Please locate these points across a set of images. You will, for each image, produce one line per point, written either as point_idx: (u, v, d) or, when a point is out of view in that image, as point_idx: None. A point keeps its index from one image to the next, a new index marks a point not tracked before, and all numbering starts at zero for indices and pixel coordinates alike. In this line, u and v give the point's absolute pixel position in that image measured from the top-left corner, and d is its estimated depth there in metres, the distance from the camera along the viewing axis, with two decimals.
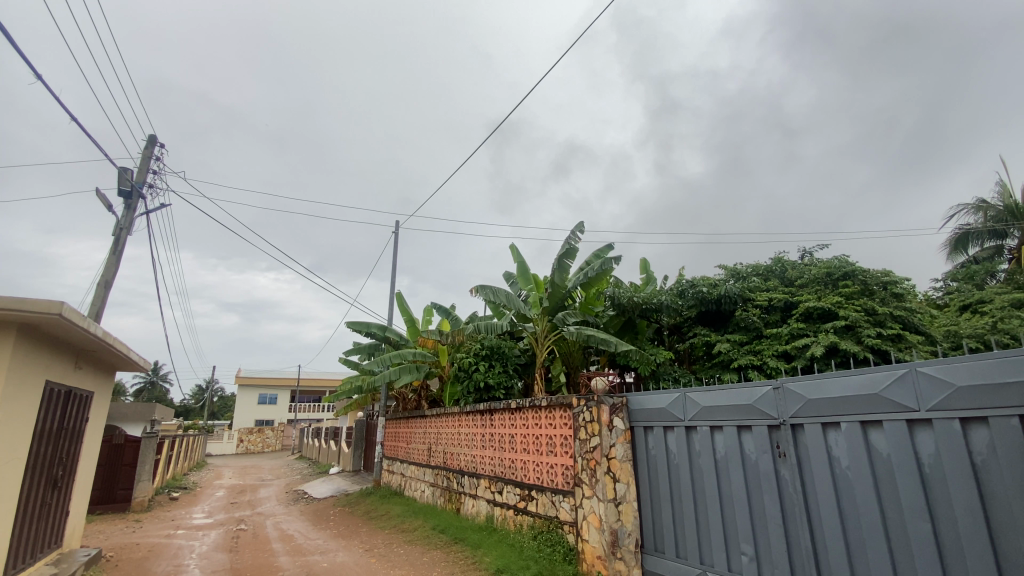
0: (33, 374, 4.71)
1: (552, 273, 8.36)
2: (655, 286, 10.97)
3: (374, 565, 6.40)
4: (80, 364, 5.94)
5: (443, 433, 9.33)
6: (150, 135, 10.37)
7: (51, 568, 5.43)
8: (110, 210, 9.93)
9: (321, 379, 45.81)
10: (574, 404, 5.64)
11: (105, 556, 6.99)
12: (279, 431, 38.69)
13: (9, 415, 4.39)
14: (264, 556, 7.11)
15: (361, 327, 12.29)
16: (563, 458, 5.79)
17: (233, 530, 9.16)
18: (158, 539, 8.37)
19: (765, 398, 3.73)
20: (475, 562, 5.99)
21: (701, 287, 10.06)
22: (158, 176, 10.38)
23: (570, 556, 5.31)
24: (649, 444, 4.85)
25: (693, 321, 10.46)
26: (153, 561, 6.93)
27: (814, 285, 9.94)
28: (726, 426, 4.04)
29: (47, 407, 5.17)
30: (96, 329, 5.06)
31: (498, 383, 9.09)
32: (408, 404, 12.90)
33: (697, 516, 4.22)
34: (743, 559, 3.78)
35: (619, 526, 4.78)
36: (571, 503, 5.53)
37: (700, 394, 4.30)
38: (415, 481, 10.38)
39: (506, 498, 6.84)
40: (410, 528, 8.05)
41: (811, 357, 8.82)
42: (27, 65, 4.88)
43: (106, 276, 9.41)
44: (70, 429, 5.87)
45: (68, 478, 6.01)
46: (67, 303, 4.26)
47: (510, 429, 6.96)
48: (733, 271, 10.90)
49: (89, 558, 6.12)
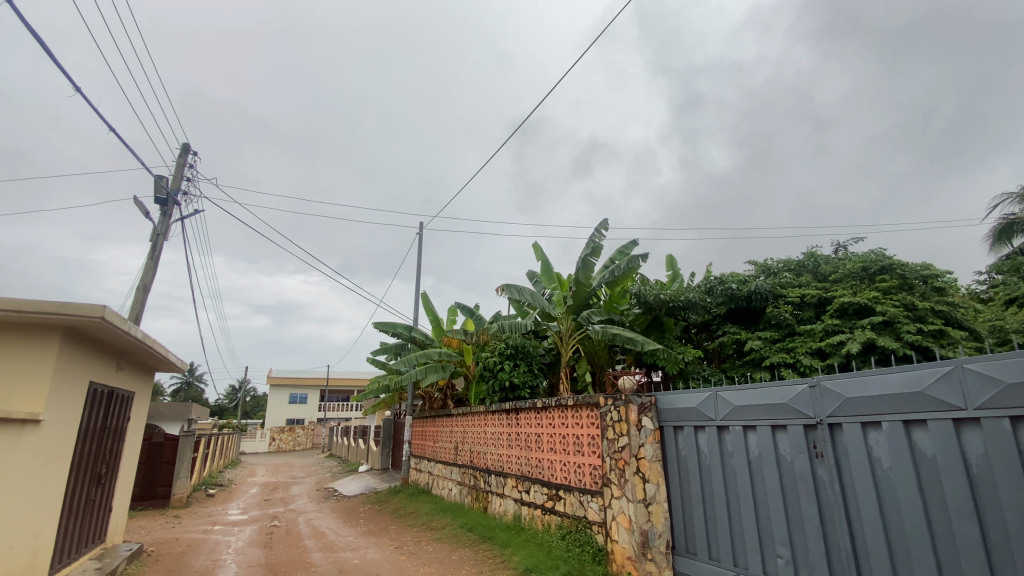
0: (77, 375, 4.91)
1: (576, 271, 8.30)
2: (682, 283, 10.80)
3: (403, 562, 6.47)
4: (122, 366, 6.17)
5: (469, 432, 9.39)
6: (184, 144, 10.71)
7: (95, 562, 5.66)
8: (147, 217, 10.30)
9: (349, 379, 46.62)
10: (601, 404, 5.59)
11: (147, 551, 7.27)
12: (309, 429, 39.64)
13: (56, 415, 4.58)
14: (297, 552, 7.28)
15: (387, 327, 12.47)
16: (591, 458, 5.74)
17: (266, 527, 9.40)
18: (196, 534, 8.61)
19: (801, 397, 3.62)
20: (503, 561, 5.99)
21: (730, 284, 9.85)
22: (192, 182, 10.73)
23: (600, 557, 5.25)
24: (679, 444, 4.77)
25: (722, 319, 10.28)
26: (192, 555, 7.17)
27: (849, 279, 9.63)
28: (760, 425, 3.94)
29: (90, 407, 5.37)
30: (136, 332, 5.24)
31: (523, 382, 9.09)
32: (434, 403, 13.02)
33: (730, 518, 4.13)
34: (779, 562, 3.68)
35: (649, 527, 4.72)
36: (599, 504, 5.48)
37: (731, 392, 4.21)
38: (442, 480, 10.47)
39: (533, 497, 6.83)
40: (438, 526, 8.11)
41: (848, 354, 8.52)
42: (67, 78, 5.01)
43: (145, 280, 9.77)
44: (112, 429, 6.11)
45: (111, 474, 6.27)
46: (109, 306, 4.43)
47: (536, 429, 6.97)
48: (763, 266, 10.63)
49: (131, 552, 6.36)
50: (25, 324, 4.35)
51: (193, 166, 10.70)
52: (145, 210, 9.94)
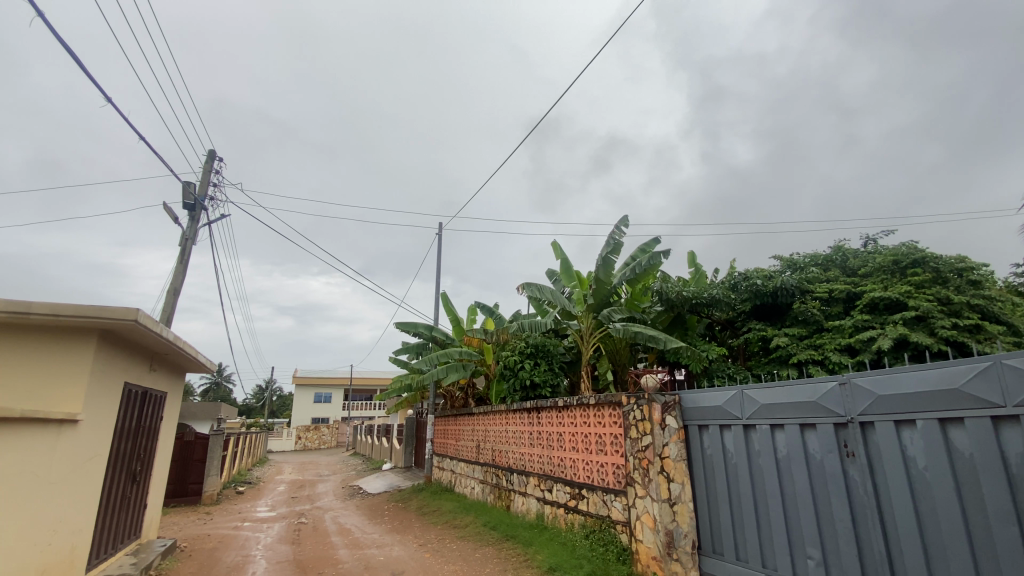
0: (113, 376, 5.08)
1: (596, 268, 8.24)
2: (704, 279, 10.65)
3: (428, 560, 6.54)
4: (155, 367, 6.37)
5: (491, 430, 9.43)
6: (210, 150, 10.98)
7: (131, 558, 5.86)
8: (176, 222, 10.60)
9: (372, 378, 47.26)
10: (623, 403, 5.55)
11: (181, 546, 7.50)
12: (334, 428, 40.39)
13: (93, 414, 4.76)
14: (324, 548, 7.41)
15: (409, 327, 12.60)
16: (614, 457, 5.70)
17: (294, 523, 9.58)
18: (226, 531, 8.85)
19: (831, 394, 3.52)
20: (526, 559, 5.99)
21: (755, 280, 9.66)
22: (218, 188, 11.01)
23: (624, 556, 5.21)
24: (704, 443, 4.70)
25: (746, 315, 10.09)
26: (224, 551, 7.36)
27: (879, 273, 9.35)
28: (788, 424, 3.85)
29: (125, 408, 5.56)
30: (167, 333, 5.40)
31: (544, 381, 9.09)
32: (456, 402, 13.11)
33: (758, 518, 4.06)
34: (810, 564, 3.60)
35: (674, 526, 4.66)
36: (623, 503, 5.44)
37: (758, 390, 4.13)
38: (465, 478, 10.53)
39: (556, 496, 6.82)
40: (461, 524, 8.17)
41: (878, 350, 8.26)
42: (97, 87, 5.18)
43: (175, 283, 10.06)
44: (146, 428, 6.31)
45: (146, 472, 6.47)
46: (141, 309, 4.59)
47: (558, 428, 6.95)
48: (789, 261, 10.38)
49: (164, 548, 6.56)
50: (64, 328, 4.51)
51: (219, 172, 10.98)
52: (174, 216, 10.25)
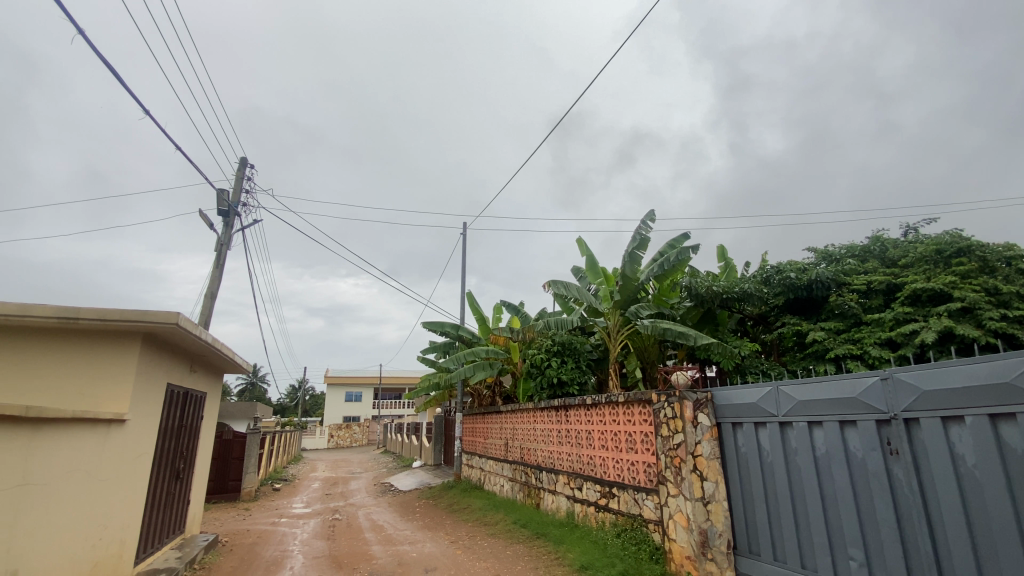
0: (157, 377, 5.30)
1: (623, 265, 8.15)
2: (734, 273, 10.43)
3: (460, 556, 6.60)
4: (195, 368, 6.61)
5: (519, 429, 9.45)
6: (242, 158, 11.32)
7: (175, 552, 6.10)
8: (211, 228, 10.97)
9: (401, 377, 47.91)
10: (653, 401, 5.48)
11: (223, 541, 7.77)
12: (364, 426, 41.21)
13: (139, 414, 4.98)
14: (358, 544, 7.56)
15: (436, 326, 12.74)
16: (644, 455, 5.63)
17: (328, 520, 9.80)
18: (265, 526, 9.13)
19: (872, 390, 3.39)
20: (558, 557, 5.97)
21: (788, 273, 9.40)
22: (251, 194, 11.34)
23: (657, 555, 5.14)
24: (739, 441, 4.60)
25: (780, 310, 9.82)
26: (262, 546, 7.59)
27: (921, 263, 8.97)
28: (827, 421, 3.73)
29: (168, 408, 5.79)
30: (206, 336, 5.61)
31: (572, 379, 9.07)
32: (484, 400, 13.19)
33: (796, 518, 3.95)
34: (852, 565, 3.48)
35: (708, 526, 4.58)
36: (655, 502, 5.37)
37: (794, 386, 4.01)
38: (494, 476, 10.57)
39: (586, 495, 6.79)
40: (492, 522, 8.21)
41: (922, 344, 7.92)
42: (134, 99, 5.40)
43: (212, 287, 10.41)
44: (188, 427, 6.56)
45: (188, 470, 6.73)
46: (181, 313, 4.77)
47: (587, 426, 6.92)
48: (824, 253, 10.05)
49: (207, 543, 6.81)
50: (109, 332, 4.71)
51: (251, 179, 11.31)
52: (209, 222, 10.61)
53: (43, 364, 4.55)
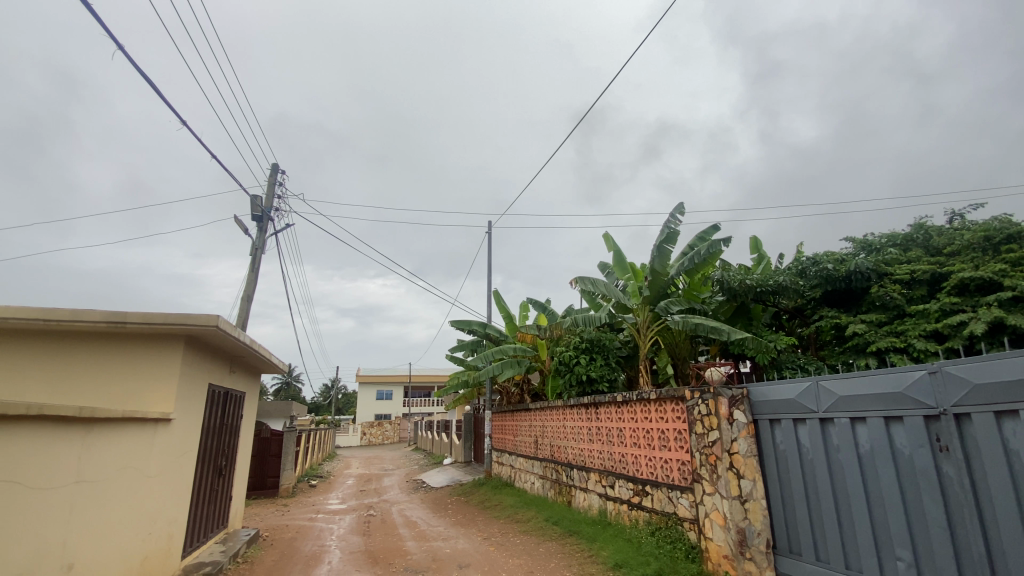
0: (199, 377, 5.52)
1: (652, 259, 8.05)
2: (768, 266, 10.15)
3: (493, 553, 6.64)
4: (234, 369, 6.85)
5: (548, 426, 9.44)
6: (273, 164, 11.64)
7: (219, 546, 6.36)
8: (246, 233, 11.31)
9: (430, 375, 48.48)
10: (687, 398, 5.39)
11: (264, 536, 8.04)
12: (395, 424, 41.90)
13: (183, 412, 5.20)
14: (394, 540, 7.69)
15: (463, 325, 12.84)
16: (678, 453, 5.55)
17: (364, 516, 10.02)
18: (303, 522, 9.39)
19: (919, 384, 3.25)
20: (591, 555, 5.94)
21: (825, 264, 9.10)
22: (283, 199, 11.65)
23: (693, 554, 5.06)
24: (777, 438, 4.47)
25: (817, 302, 9.51)
26: (302, 540, 7.82)
27: (969, 251, 8.53)
28: (871, 417, 3.59)
29: (210, 407, 6.01)
30: (244, 337, 5.80)
31: (601, 376, 9.02)
32: (512, 397, 13.24)
33: (839, 517, 3.83)
34: (900, 565, 3.35)
35: (746, 525, 4.49)
36: (690, 500, 5.29)
37: (835, 381, 3.88)
38: (524, 473, 10.60)
39: (618, 493, 6.74)
40: (524, 519, 8.23)
41: (970, 336, 7.55)
42: (172, 111, 5.61)
43: (248, 290, 10.74)
44: (229, 426, 6.81)
45: (230, 467, 6.99)
46: (221, 316, 4.93)
47: (618, 423, 6.86)
48: (863, 242, 9.66)
49: (249, 537, 7.06)
50: (155, 335, 4.91)
51: (283, 185, 11.62)
52: (244, 228, 10.95)
53: (95, 362, 4.78)
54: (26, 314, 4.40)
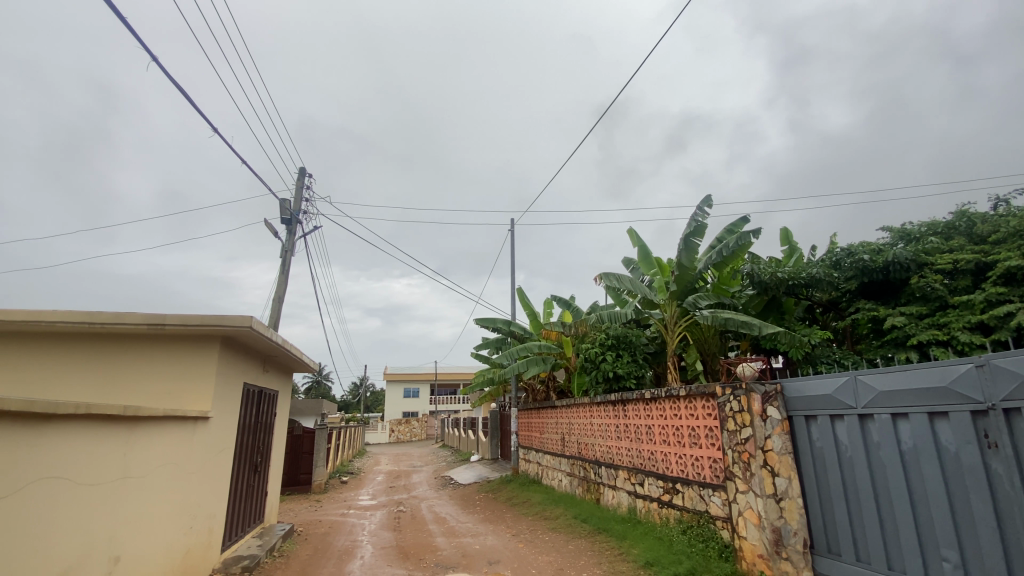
0: (234, 376, 5.69)
1: (679, 253, 7.91)
2: (800, 258, 9.86)
3: (523, 550, 6.66)
4: (268, 368, 7.05)
5: (575, 423, 9.41)
6: (300, 168, 11.89)
7: (256, 540, 6.56)
8: (276, 236, 11.58)
9: (456, 372, 48.86)
10: (717, 394, 5.30)
11: (299, 530, 8.26)
12: (423, 421, 42.43)
13: (220, 410, 5.37)
14: (423, 536, 7.79)
15: (488, 322, 12.88)
16: (709, 450, 5.46)
17: (394, 512, 10.18)
18: (335, 517, 9.60)
19: (965, 378, 3.11)
20: (621, 553, 5.90)
21: (861, 255, 8.80)
22: (310, 202, 11.90)
23: (726, 553, 4.97)
24: (813, 435, 4.35)
25: (853, 295, 9.20)
26: (334, 535, 7.99)
27: (1016, 239, 8.11)
28: (914, 413, 3.45)
29: (245, 405, 6.19)
30: (276, 337, 5.95)
31: (628, 372, 8.91)
32: (538, 394, 13.24)
33: (881, 516, 3.70)
34: (946, 566, 3.22)
35: (782, 523, 4.39)
36: (723, 498, 5.20)
37: (875, 376, 3.74)
38: (552, 471, 10.58)
39: (648, 490, 6.67)
40: (552, 516, 8.23)
41: (1018, 327, 7.20)
42: (204, 118, 5.78)
43: (278, 292, 11.01)
44: (264, 424, 7.00)
45: (265, 464, 7.19)
46: (254, 317, 5.07)
47: (646, 421, 6.79)
48: (901, 231, 9.29)
49: (284, 531, 7.26)
50: (193, 336, 5.08)
51: (310, 188, 11.87)
52: (274, 231, 11.23)
53: (137, 361, 4.98)
54: (73, 317, 4.62)
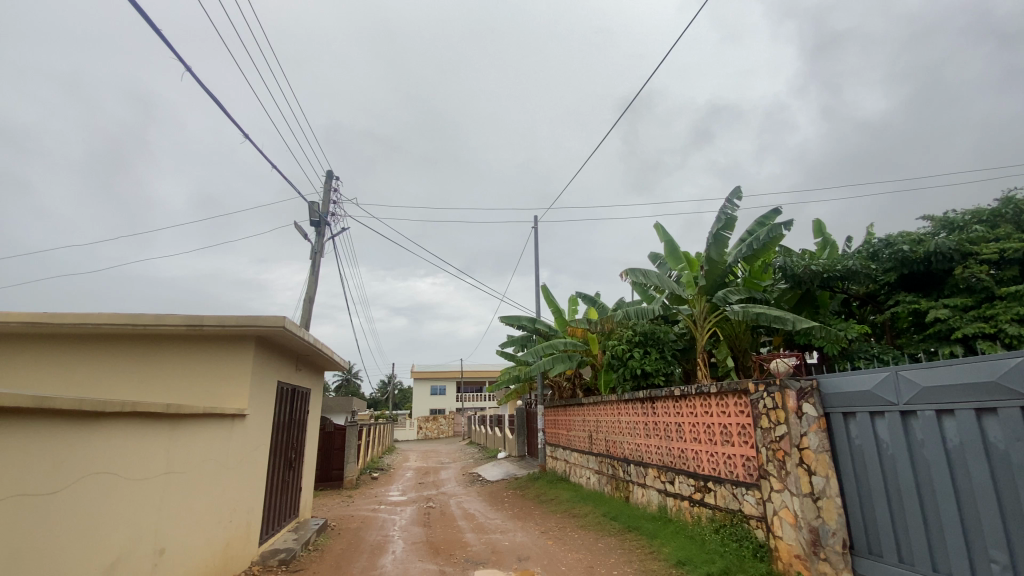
0: (269, 375, 5.85)
1: (708, 248, 7.77)
2: (834, 250, 9.56)
3: (552, 547, 6.67)
4: (301, 367, 7.23)
5: (603, 421, 9.35)
6: (328, 171, 12.14)
7: (292, 534, 6.74)
8: (305, 238, 11.85)
9: (482, 370, 49.08)
10: (750, 391, 5.19)
11: (332, 525, 8.46)
12: (450, 419, 42.86)
13: (256, 408, 5.54)
14: (453, 531, 7.88)
15: (513, 320, 12.91)
16: (742, 448, 5.35)
17: (423, 507, 10.32)
18: (366, 512, 9.81)
19: (1015, 373, 2.97)
20: (652, 552, 5.85)
21: (900, 246, 8.46)
22: (338, 204, 12.14)
23: (761, 553, 4.87)
24: (852, 433, 4.22)
25: (892, 287, 8.87)
26: (366, 530, 8.15)
27: None
28: (960, 409, 3.31)
29: (279, 403, 6.37)
30: (308, 337, 6.09)
31: (656, 369, 8.80)
32: (564, 391, 13.21)
33: (925, 517, 3.56)
34: (995, 568, 3.08)
35: (820, 523, 4.26)
36: (757, 497, 5.09)
37: (917, 371, 3.60)
38: (579, 468, 10.54)
39: (679, 489, 6.58)
40: (581, 514, 8.21)
41: None
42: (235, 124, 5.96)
43: (309, 293, 11.27)
44: (297, 421, 7.19)
45: (298, 460, 7.38)
46: (287, 317, 5.21)
47: (676, 418, 6.70)
48: (943, 220, 8.89)
49: (318, 526, 7.45)
50: (229, 336, 5.24)
51: (337, 190, 12.11)
52: (304, 233, 11.50)
53: (176, 361, 5.18)
54: (117, 320, 4.83)
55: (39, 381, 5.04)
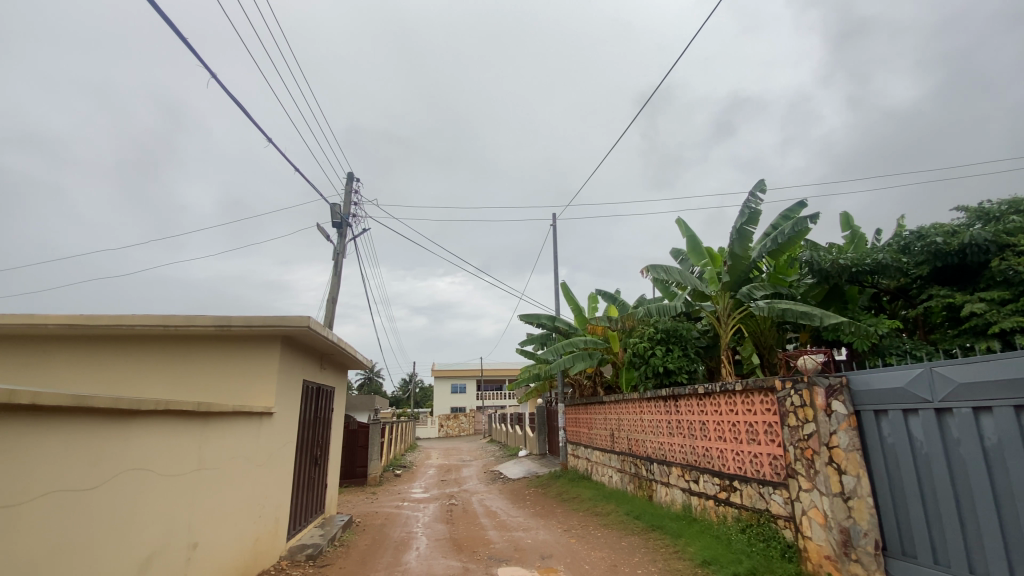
0: (295, 373, 5.97)
1: (731, 243, 7.64)
2: (863, 243, 9.31)
3: (575, 545, 6.66)
4: (325, 366, 7.36)
5: (625, 419, 9.28)
6: (349, 173, 12.32)
7: (318, 530, 6.87)
8: (328, 239, 12.05)
9: (502, 368, 49.17)
10: (777, 388, 5.10)
11: (357, 521, 8.60)
12: (471, 417, 43.09)
13: (283, 407, 5.66)
14: (476, 529, 7.93)
15: (533, 318, 12.90)
16: (769, 447, 5.26)
17: (446, 505, 10.41)
18: (390, 509, 9.94)
19: None
20: (677, 551, 5.79)
21: (932, 239, 8.18)
22: (359, 205, 12.31)
23: (789, 554, 4.78)
24: (884, 431, 4.10)
25: (924, 281, 8.59)
26: (390, 526, 8.26)
27: None
28: (998, 407, 3.19)
29: (305, 401, 6.50)
30: (332, 337, 6.18)
31: (679, 367, 8.70)
32: (585, 389, 13.15)
33: (962, 517, 3.44)
34: None
35: (851, 523, 4.17)
36: (784, 497, 5.00)
37: (951, 368, 3.48)
38: (601, 467, 10.49)
39: (703, 488, 6.50)
40: (604, 512, 8.17)
41: None
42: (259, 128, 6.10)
43: (332, 293, 11.47)
44: (322, 418, 7.32)
45: (324, 457, 7.51)
46: (311, 317, 5.31)
47: (700, 417, 6.61)
48: (979, 210, 8.56)
49: (344, 522, 7.57)
50: (256, 335, 5.36)
51: (358, 191, 12.28)
52: (326, 234, 11.70)
53: (206, 360, 5.32)
54: (150, 321, 4.98)
55: (79, 381, 5.22)
